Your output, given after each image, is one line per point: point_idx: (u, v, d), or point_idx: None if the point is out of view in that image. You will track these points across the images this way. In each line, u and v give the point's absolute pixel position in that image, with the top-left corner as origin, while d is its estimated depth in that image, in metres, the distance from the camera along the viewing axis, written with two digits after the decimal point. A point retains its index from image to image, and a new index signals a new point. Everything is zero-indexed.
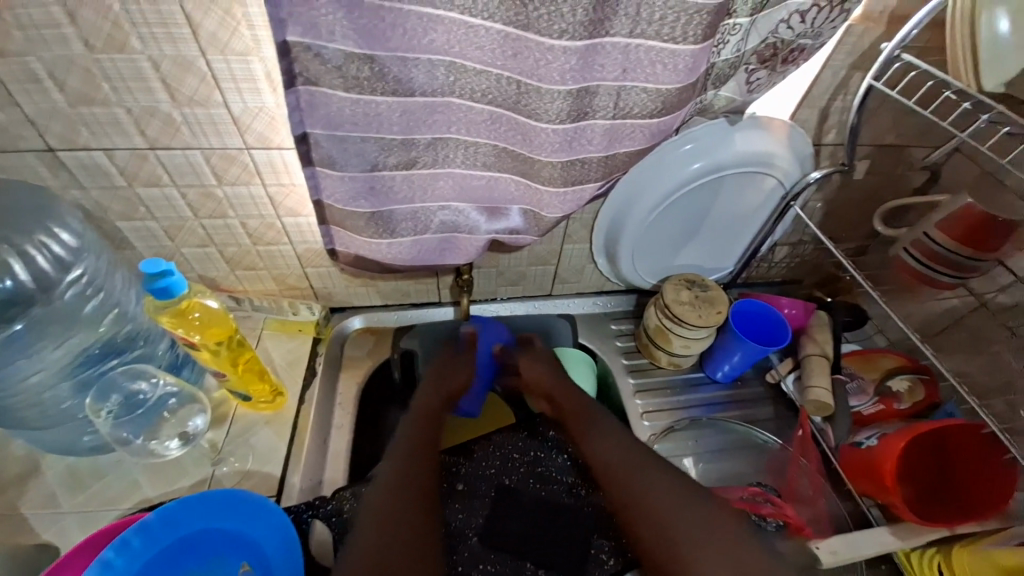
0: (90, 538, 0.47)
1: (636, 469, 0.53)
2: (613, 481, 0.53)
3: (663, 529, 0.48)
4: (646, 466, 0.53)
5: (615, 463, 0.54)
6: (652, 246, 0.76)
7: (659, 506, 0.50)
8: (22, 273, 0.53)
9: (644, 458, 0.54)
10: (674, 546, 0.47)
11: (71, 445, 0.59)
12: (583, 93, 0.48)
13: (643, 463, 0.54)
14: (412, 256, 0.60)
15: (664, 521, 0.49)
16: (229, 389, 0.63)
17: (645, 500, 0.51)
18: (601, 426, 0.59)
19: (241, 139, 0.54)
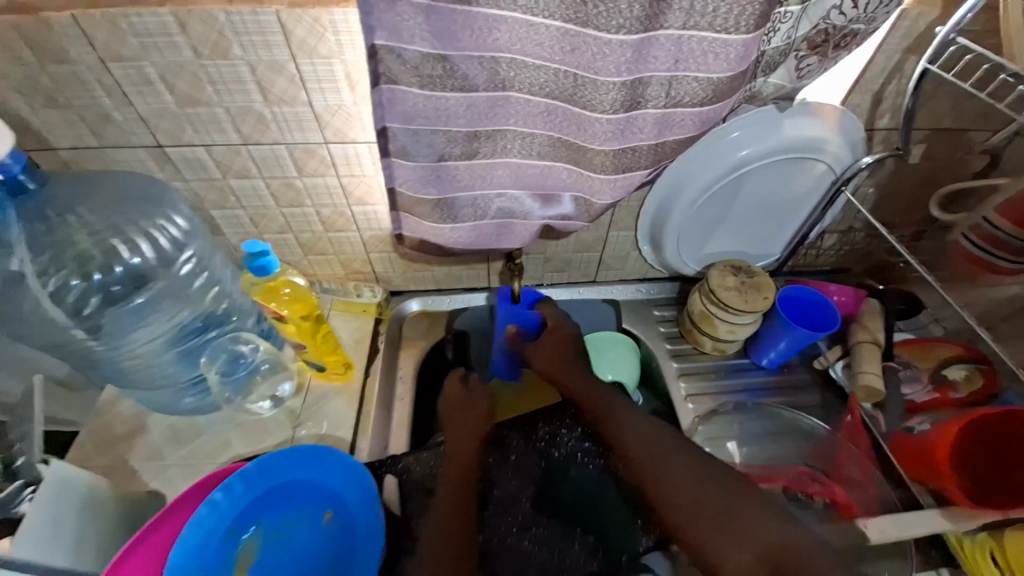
0: (198, 482, 0.54)
1: (655, 458, 0.56)
2: (635, 468, 0.57)
3: (685, 514, 0.51)
4: (664, 452, 0.56)
5: (636, 451, 0.57)
6: (697, 233, 0.77)
7: (680, 492, 0.53)
8: (146, 251, 0.59)
9: (663, 445, 0.57)
10: (696, 530, 0.50)
11: (175, 406, 0.68)
12: (636, 84, 0.51)
13: (662, 452, 0.56)
14: (470, 241, 0.65)
15: (685, 508, 0.52)
16: (306, 359, 0.71)
17: (667, 487, 0.54)
18: (625, 411, 0.62)
19: (320, 134, 0.60)
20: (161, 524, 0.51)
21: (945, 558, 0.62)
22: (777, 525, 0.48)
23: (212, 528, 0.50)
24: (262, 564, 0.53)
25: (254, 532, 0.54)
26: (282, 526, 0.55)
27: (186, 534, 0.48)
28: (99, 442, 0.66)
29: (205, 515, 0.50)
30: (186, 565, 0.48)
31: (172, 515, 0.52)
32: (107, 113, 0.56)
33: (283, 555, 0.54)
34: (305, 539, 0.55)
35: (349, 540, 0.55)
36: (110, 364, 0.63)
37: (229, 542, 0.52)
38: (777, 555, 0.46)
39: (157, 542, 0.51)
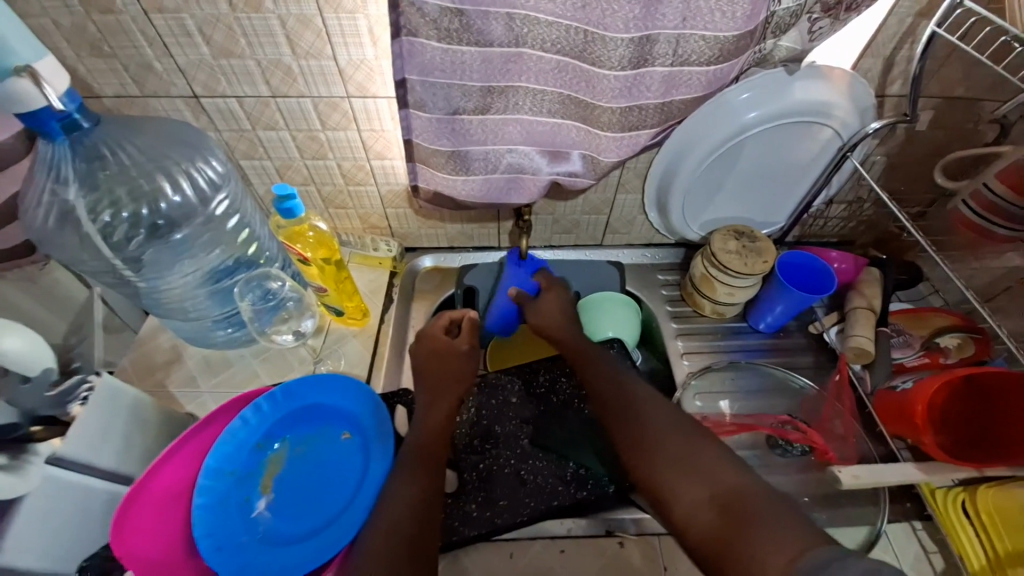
0: (228, 401, 0.61)
1: (632, 409, 0.59)
2: (611, 418, 0.60)
3: (650, 457, 0.54)
4: (641, 405, 0.60)
5: (614, 403, 0.61)
6: (703, 197, 0.80)
7: (650, 438, 0.56)
8: (187, 190, 0.63)
9: (641, 400, 0.60)
10: (659, 471, 0.53)
11: (211, 340, 0.75)
12: (644, 41, 0.53)
13: (637, 404, 0.60)
14: (482, 195, 0.69)
15: (652, 453, 0.54)
16: (326, 303, 0.76)
17: (637, 433, 0.57)
18: (601, 370, 0.66)
19: (343, 88, 0.64)
20: (198, 435, 0.58)
21: (919, 509, 0.66)
22: (732, 467, 0.50)
23: (243, 439, 0.57)
24: (285, 475, 0.59)
25: (280, 448, 0.59)
26: (304, 443, 0.61)
27: (222, 440, 0.55)
28: (141, 369, 0.73)
29: (238, 428, 0.57)
30: (221, 468, 0.55)
31: (205, 428, 0.59)
32: (148, 63, 0.60)
33: (304, 468, 0.60)
34: (326, 456, 0.61)
35: (366, 456, 0.61)
36: (152, 298, 0.69)
37: (258, 453, 0.58)
38: (727, 492, 0.47)
39: (193, 451, 0.57)
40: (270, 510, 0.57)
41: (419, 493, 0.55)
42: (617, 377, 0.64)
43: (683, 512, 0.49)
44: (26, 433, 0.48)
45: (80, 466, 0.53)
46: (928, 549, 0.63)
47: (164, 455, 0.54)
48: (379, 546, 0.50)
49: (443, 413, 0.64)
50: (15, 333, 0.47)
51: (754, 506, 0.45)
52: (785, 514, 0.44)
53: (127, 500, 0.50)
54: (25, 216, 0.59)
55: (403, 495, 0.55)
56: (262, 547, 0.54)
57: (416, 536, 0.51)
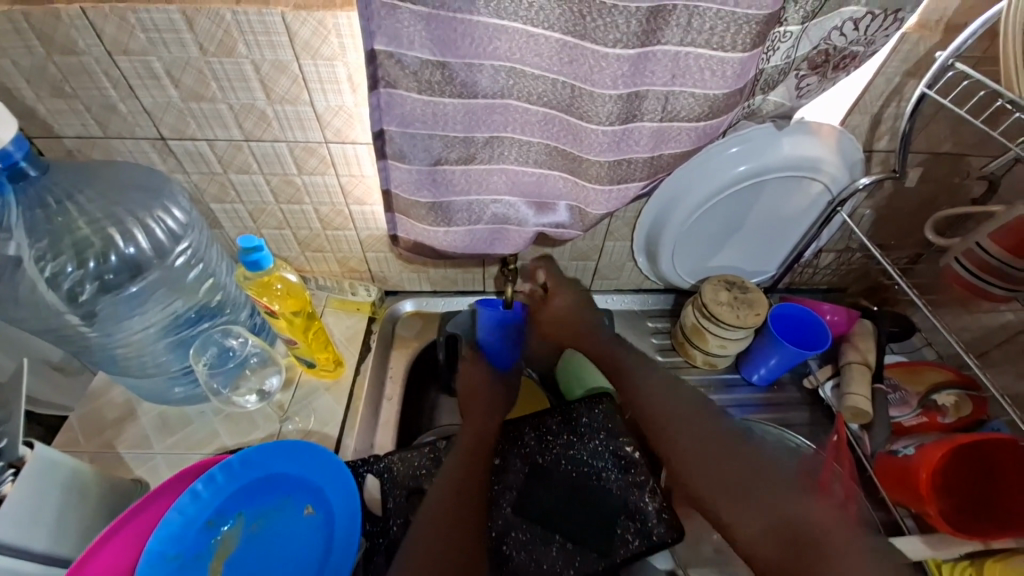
0: (172, 475, 0.54)
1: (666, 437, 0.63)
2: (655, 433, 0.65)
3: (712, 476, 0.57)
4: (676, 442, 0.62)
5: (664, 419, 0.64)
6: (693, 246, 0.78)
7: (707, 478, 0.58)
8: (142, 241, 0.60)
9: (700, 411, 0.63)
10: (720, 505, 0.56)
11: (164, 396, 0.69)
12: (633, 97, 0.51)
13: (697, 416, 0.63)
14: (465, 245, 0.66)
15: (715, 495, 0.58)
16: (297, 355, 0.71)
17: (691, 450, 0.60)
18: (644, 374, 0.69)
19: (321, 134, 0.61)
20: (141, 512, 0.52)
21: None
22: (783, 494, 0.52)
23: (192, 515, 0.51)
24: (238, 556, 0.53)
25: (234, 525, 0.54)
26: (261, 518, 0.55)
27: (167, 520, 0.50)
28: (89, 428, 0.67)
29: (186, 505, 0.51)
30: (165, 551, 0.50)
31: (151, 501, 0.53)
32: (112, 105, 0.57)
33: (260, 548, 0.54)
34: (286, 532, 0.55)
35: (330, 528, 0.55)
36: (104, 351, 0.64)
37: (208, 532, 0.52)
38: (791, 522, 0.50)
39: (136, 531, 0.51)
40: None
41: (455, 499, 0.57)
42: (674, 394, 0.66)
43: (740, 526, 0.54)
44: None
45: (7, 552, 0.45)
46: None
47: (98, 541, 0.48)
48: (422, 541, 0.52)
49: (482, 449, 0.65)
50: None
51: (819, 534, 0.48)
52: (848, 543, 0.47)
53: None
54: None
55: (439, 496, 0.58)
56: None
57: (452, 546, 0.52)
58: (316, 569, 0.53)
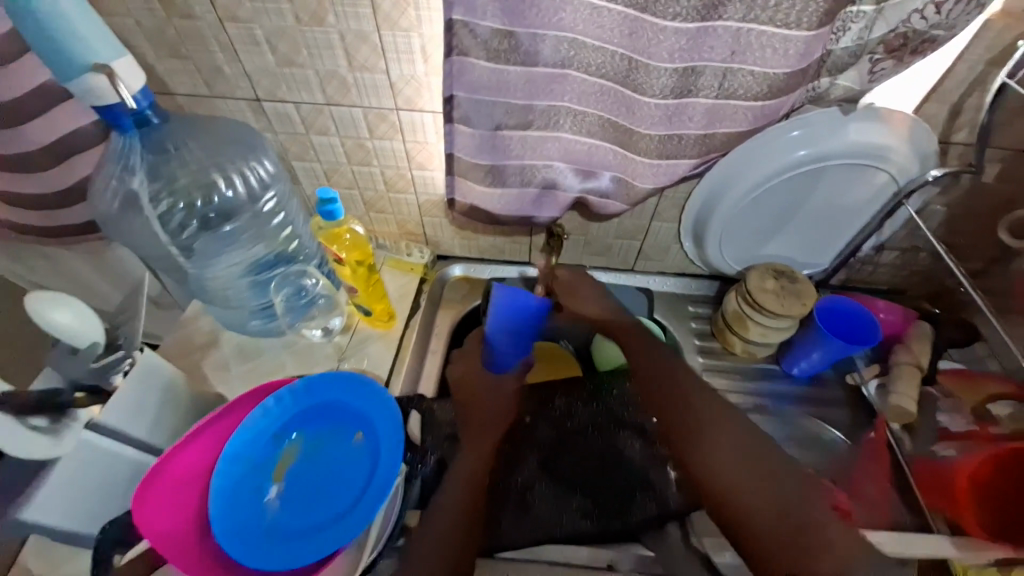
0: (245, 395, 0.62)
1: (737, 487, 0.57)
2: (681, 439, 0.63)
3: (714, 480, 0.59)
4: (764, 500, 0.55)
5: (677, 424, 0.64)
6: (743, 231, 0.77)
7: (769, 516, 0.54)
8: (238, 186, 0.69)
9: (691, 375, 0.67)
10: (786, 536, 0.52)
11: (244, 326, 0.78)
12: (689, 72, 0.53)
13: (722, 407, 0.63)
14: (516, 208, 0.70)
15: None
16: (356, 303, 0.78)
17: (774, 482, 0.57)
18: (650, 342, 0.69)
19: (393, 101, 0.66)
20: (224, 418, 0.60)
21: None
22: (794, 504, 0.54)
23: (261, 428, 0.60)
24: (298, 469, 0.60)
25: (295, 440, 0.61)
26: (319, 439, 0.62)
27: (241, 428, 0.58)
28: (181, 349, 0.78)
29: (258, 417, 0.60)
30: (235, 456, 0.57)
31: (229, 413, 0.60)
32: (217, 67, 0.64)
33: (315, 465, 0.60)
34: (337, 455, 0.61)
35: (374, 457, 0.60)
36: (197, 282, 0.74)
37: (274, 444, 0.60)
38: (759, 537, 0.54)
39: (217, 435, 0.59)
40: (280, 499, 0.58)
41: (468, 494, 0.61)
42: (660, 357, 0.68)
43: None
44: (69, 399, 0.50)
45: (114, 434, 0.55)
46: None
47: (187, 435, 0.56)
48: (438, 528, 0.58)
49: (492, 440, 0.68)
50: (62, 306, 0.51)
51: (807, 517, 0.53)
52: (841, 543, 0.52)
53: (144, 480, 0.51)
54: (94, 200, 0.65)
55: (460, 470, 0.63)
56: (266, 538, 0.54)
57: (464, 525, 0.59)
58: (358, 493, 0.57)
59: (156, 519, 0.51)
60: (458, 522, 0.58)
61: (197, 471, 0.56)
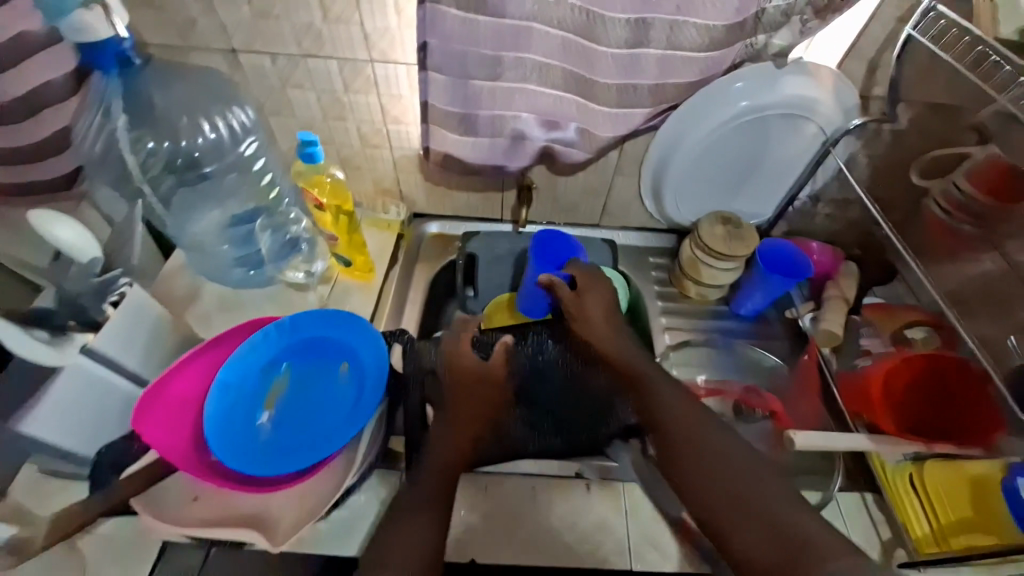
0: (229, 331, 0.65)
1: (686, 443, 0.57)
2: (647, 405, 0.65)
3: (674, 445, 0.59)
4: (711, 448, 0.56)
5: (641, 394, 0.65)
6: (695, 183, 0.84)
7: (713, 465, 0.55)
8: (222, 132, 0.71)
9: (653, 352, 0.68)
10: (722, 481, 0.53)
11: (230, 278, 0.80)
12: (640, 24, 0.59)
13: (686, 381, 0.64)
14: (485, 157, 0.75)
15: (746, 526, 0.50)
16: (335, 254, 0.83)
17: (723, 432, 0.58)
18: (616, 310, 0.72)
19: (367, 53, 0.70)
20: (213, 350, 0.63)
21: (872, 485, 0.69)
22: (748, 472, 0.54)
23: (252, 361, 0.63)
24: (288, 396, 0.63)
25: (284, 372, 0.64)
26: (307, 370, 0.65)
27: (233, 359, 0.61)
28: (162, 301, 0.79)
29: (247, 350, 0.63)
30: (228, 384, 0.60)
31: (217, 345, 0.64)
32: (193, 18, 0.66)
33: (304, 393, 0.64)
34: (325, 384, 0.65)
35: (362, 381, 0.64)
36: (177, 232, 0.76)
37: (265, 375, 0.63)
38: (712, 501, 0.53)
39: (206, 366, 0.62)
40: (272, 424, 0.61)
41: (440, 461, 0.60)
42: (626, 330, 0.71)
43: (739, 535, 0.50)
44: (63, 325, 0.53)
45: (110, 364, 0.57)
46: (878, 522, 0.65)
47: (178, 364, 0.60)
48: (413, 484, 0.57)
49: (477, 419, 0.66)
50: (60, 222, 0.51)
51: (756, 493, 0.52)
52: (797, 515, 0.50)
53: (142, 402, 0.55)
54: (75, 144, 0.66)
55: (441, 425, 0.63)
56: (263, 453, 0.58)
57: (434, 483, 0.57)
58: (348, 411, 0.62)
59: (159, 436, 0.55)
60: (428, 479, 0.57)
61: (191, 397, 0.60)
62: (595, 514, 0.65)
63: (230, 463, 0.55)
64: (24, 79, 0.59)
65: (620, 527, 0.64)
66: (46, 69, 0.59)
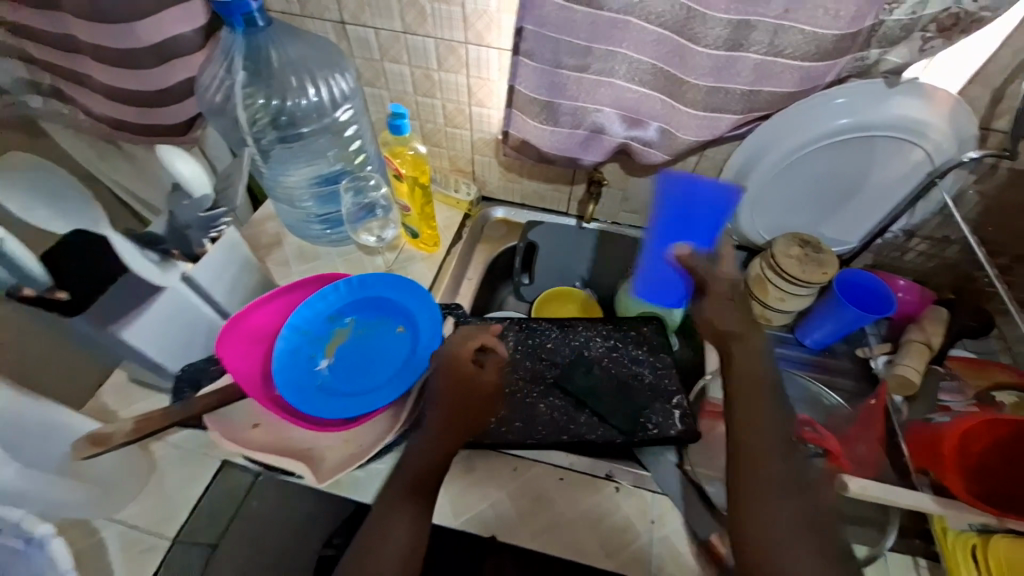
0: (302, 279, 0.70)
1: None
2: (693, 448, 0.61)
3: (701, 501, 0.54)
4: None
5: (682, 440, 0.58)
6: (775, 200, 0.81)
7: None
8: (322, 94, 0.77)
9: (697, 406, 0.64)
10: None
11: (306, 232, 0.87)
12: (743, 25, 0.57)
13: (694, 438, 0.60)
14: (563, 147, 0.76)
15: None
16: (405, 224, 0.86)
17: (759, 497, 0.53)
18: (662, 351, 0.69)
19: (464, 35, 0.73)
20: (288, 293, 0.68)
21: (927, 549, 0.64)
22: None
23: (319, 308, 0.67)
24: (347, 347, 0.68)
25: (346, 324, 0.69)
26: (366, 326, 0.69)
27: (304, 304, 0.66)
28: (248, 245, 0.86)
29: (315, 298, 0.67)
30: (296, 329, 0.65)
31: (293, 289, 0.69)
32: None
33: (362, 346, 0.68)
34: (382, 341, 0.69)
35: (415, 343, 0.68)
36: (270, 182, 0.83)
37: (329, 323, 0.68)
38: None
39: (281, 305, 0.68)
40: (329, 369, 0.66)
41: (415, 469, 0.55)
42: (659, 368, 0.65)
43: None
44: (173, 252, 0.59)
45: (201, 292, 0.63)
46: None
47: (261, 299, 0.66)
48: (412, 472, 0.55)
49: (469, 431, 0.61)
50: None
51: None
52: None
53: (227, 327, 0.62)
54: (200, 93, 0.75)
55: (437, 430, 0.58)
56: (319, 393, 0.63)
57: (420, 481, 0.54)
58: (398, 368, 0.66)
59: (233, 363, 0.62)
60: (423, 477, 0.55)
61: (262, 332, 0.66)
62: (619, 517, 0.64)
63: (285, 402, 0.60)
64: (162, 28, 0.70)
65: (643, 534, 0.63)
66: (177, 20, 0.70)
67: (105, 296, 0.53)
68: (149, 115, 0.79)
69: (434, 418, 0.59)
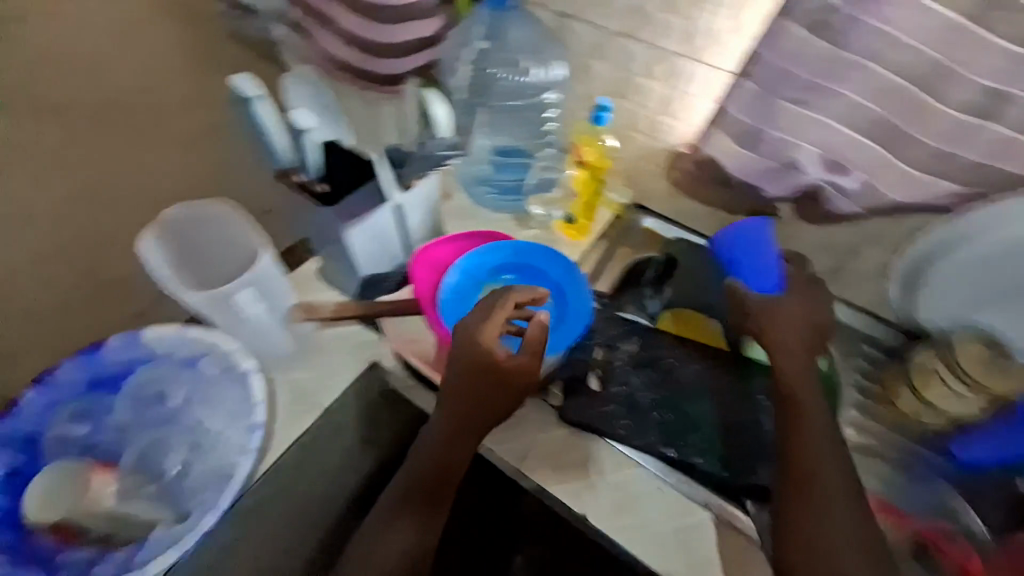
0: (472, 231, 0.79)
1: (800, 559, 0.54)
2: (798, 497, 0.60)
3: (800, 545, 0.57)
4: None
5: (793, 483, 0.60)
6: (968, 292, 0.72)
7: None
8: (539, 75, 0.88)
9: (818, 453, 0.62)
10: None
11: (475, 194, 0.95)
12: (999, 96, 0.54)
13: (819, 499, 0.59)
14: (746, 175, 0.75)
15: None
16: (567, 209, 0.92)
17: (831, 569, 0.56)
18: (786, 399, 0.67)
19: (676, 45, 0.74)
20: (461, 241, 0.77)
21: None
22: None
23: (484, 260, 0.74)
24: None
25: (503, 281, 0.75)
26: (518, 287, 0.76)
27: (475, 253, 0.74)
28: None
29: (482, 251, 0.75)
30: (464, 273, 0.73)
31: (467, 238, 0.78)
32: None
33: None
34: (529, 304, 0.75)
35: (563, 311, 0.74)
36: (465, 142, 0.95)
37: (488, 276, 0.75)
38: None
39: (452, 248, 0.77)
40: None
41: (435, 463, 0.64)
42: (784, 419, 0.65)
43: None
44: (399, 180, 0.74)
45: (399, 219, 0.74)
46: None
47: (443, 237, 0.76)
48: (430, 458, 0.64)
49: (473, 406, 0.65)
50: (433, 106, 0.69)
51: None
52: None
53: (419, 253, 0.73)
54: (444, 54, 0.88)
55: (444, 433, 0.64)
56: None
57: (431, 482, 0.64)
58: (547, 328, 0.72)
59: (414, 281, 0.73)
60: (421, 471, 0.64)
61: (437, 266, 0.74)
62: (703, 548, 0.66)
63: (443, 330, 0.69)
64: None
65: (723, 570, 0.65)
66: None
67: (351, 198, 0.71)
68: (362, 62, 0.81)
69: (437, 422, 0.65)
